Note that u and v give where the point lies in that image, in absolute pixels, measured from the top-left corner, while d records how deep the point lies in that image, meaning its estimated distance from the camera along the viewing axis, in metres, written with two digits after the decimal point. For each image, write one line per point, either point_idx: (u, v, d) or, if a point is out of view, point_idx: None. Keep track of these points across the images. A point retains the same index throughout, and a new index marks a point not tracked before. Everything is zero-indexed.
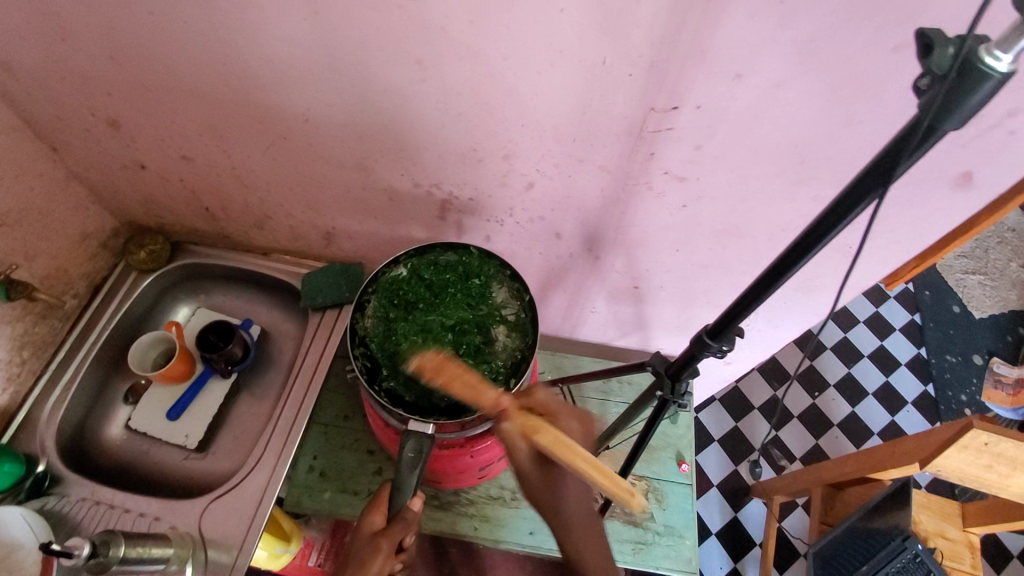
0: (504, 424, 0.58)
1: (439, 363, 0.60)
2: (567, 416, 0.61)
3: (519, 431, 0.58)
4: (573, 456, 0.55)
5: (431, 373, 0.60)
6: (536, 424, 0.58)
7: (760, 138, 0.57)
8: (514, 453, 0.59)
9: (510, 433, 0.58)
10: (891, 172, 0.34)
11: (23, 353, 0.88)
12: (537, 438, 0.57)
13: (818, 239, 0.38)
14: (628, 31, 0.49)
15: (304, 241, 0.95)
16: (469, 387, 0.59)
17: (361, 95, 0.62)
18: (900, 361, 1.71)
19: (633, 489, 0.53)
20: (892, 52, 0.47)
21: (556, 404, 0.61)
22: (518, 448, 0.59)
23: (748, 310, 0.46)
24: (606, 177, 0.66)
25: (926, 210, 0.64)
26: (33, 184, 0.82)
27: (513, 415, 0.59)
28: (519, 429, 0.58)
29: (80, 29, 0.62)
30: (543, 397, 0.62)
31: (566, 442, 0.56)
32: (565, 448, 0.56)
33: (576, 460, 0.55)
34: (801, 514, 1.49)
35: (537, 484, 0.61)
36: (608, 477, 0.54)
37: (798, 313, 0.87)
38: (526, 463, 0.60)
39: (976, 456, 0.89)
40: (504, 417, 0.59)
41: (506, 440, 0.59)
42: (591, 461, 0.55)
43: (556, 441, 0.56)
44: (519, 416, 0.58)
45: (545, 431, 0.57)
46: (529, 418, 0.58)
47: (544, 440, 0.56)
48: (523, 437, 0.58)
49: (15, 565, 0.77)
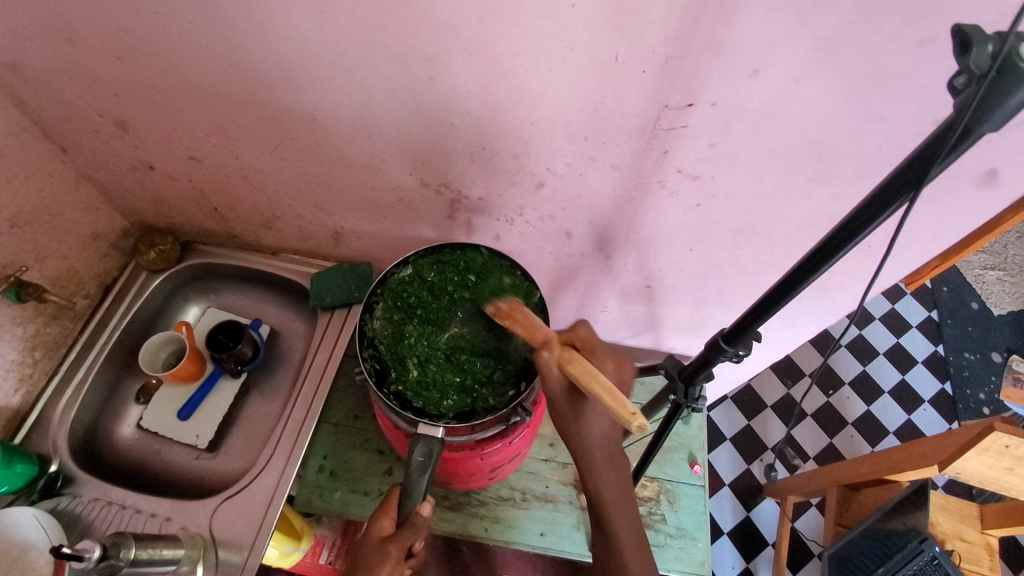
0: (542, 352, 0.59)
1: (512, 305, 0.64)
2: (604, 355, 0.60)
3: (556, 362, 0.58)
4: (595, 381, 0.55)
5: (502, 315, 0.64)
6: (571, 355, 0.58)
7: (778, 136, 0.56)
8: (547, 386, 0.60)
9: (546, 363, 0.59)
10: (923, 176, 0.32)
11: (35, 354, 0.88)
12: (569, 368, 0.57)
13: (840, 243, 0.37)
14: (642, 26, 0.48)
15: (312, 241, 0.95)
16: (525, 325, 0.61)
17: (369, 93, 0.61)
18: (917, 359, 1.68)
19: (637, 410, 0.52)
20: (917, 46, 0.45)
21: (597, 341, 0.61)
22: (551, 379, 0.59)
23: (767, 315, 0.45)
24: (619, 176, 0.65)
25: (951, 208, 0.62)
26: (43, 185, 0.82)
27: (553, 346, 0.59)
28: (557, 360, 0.59)
29: (87, 30, 0.62)
30: (585, 332, 0.61)
31: (594, 373, 0.56)
32: (592, 377, 0.56)
33: (599, 386, 0.55)
34: (815, 514, 1.47)
35: (565, 416, 0.60)
36: (621, 404, 0.53)
37: (814, 313, 0.85)
38: (558, 395, 0.60)
39: (997, 458, 0.87)
40: (544, 347, 0.59)
41: (543, 371, 0.59)
42: (609, 389, 0.54)
43: (584, 370, 0.56)
44: (558, 347, 0.59)
45: (578, 361, 0.57)
46: (568, 351, 0.59)
47: (576, 370, 0.57)
48: (559, 367, 0.58)
49: (28, 565, 0.77)
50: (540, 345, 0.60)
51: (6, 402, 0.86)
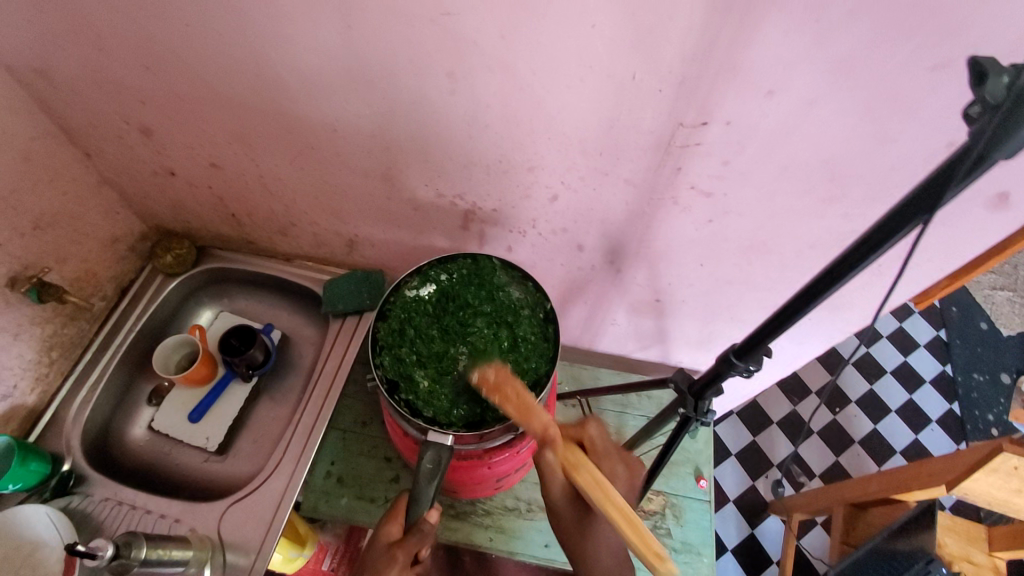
0: (545, 454, 0.59)
1: (499, 379, 0.60)
2: (611, 459, 0.63)
3: (560, 463, 0.60)
4: (608, 503, 0.56)
5: (489, 389, 0.60)
6: (576, 460, 0.59)
7: (790, 155, 0.57)
8: (548, 481, 0.62)
9: (551, 464, 0.60)
10: (937, 200, 0.33)
11: (52, 354, 0.90)
12: (577, 475, 0.58)
13: (855, 262, 0.37)
14: (660, 47, 0.49)
15: (326, 248, 0.96)
16: (521, 409, 0.58)
17: (390, 106, 0.63)
18: (924, 378, 1.68)
19: (662, 552, 0.52)
20: (930, 70, 0.46)
21: (603, 444, 0.64)
22: (554, 478, 0.61)
23: (780, 331, 0.45)
24: (632, 191, 0.66)
25: (959, 231, 0.63)
26: (67, 189, 0.84)
27: (557, 446, 0.59)
28: (561, 461, 0.60)
29: (119, 40, 0.63)
30: (594, 434, 0.64)
31: (604, 486, 0.57)
32: (601, 493, 0.57)
33: (610, 507, 0.56)
34: (820, 533, 1.47)
35: (566, 515, 0.65)
36: (642, 538, 0.53)
37: (822, 331, 0.86)
38: (558, 494, 0.63)
39: (1005, 480, 0.87)
40: (546, 448, 0.59)
41: (545, 469, 0.61)
42: (622, 509, 0.56)
43: (593, 483, 0.58)
44: (563, 449, 0.59)
45: (584, 471, 0.58)
46: (574, 453, 0.59)
47: (581, 478, 0.58)
48: (562, 470, 0.60)
49: (38, 563, 0.78)
50: (543, 444, 0.60)
51: (23, 400, 0.87)
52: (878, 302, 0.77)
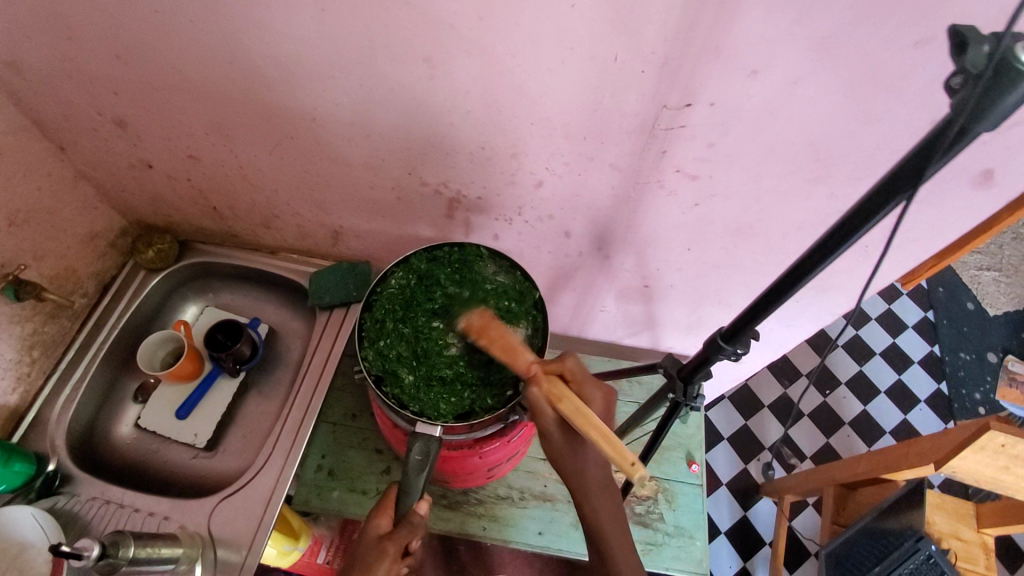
0: (528, 389, 0.58)
1: (484, 322, 0.63)
2: (594, 388, 0.59)
3: (545, 397, 0.58)
4: (587, 424, 0.54)
5: (476, 334, 0.63)
6: (560, 392, 0.57)
7: (774, 135, 0.56)
8: (538, 417, 0.60)
9: (535, 398, 0.59)
10: (921, 175, 0.33)
11: (33, 353, 0.88)
12: (560, 406, 0.57)
13: (837, 243, 0.37)
14: (641, 27, 0.48)
15: (311, 240, 0.95)
16: (505, 349, 0.61)
17: (369, 92, 0.61)
18: (913, 359, 1.69)
19: (636, 461, 0.50)
20: (913, 47, 0.46)
21: (585, 373, 0.60)
22: (542, 413, 0.59)
23: (765, 314, 0.45)
24: (617, 176, 0.65)
25: (945, 210, 0.63)
26: (42, 184, 0.82)
27: (541, 380, 0.58)
28: (546, 395, 0.58)
29: (87, 29, 0.62)
30: (572, 365, 0.60)
31: (587, 413, 0.55)
32: (583, 419, 0.55)
33: (593, 429, 0.54)
34: (812, 513, 1.48)
35: (562, 450, 0.62)
36: (619, 453, 0.52)
37: (809, 313, 0.86)
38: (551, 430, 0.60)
39: (991, 457, 0.88)
40: (531, 382, 0.59)
41: (533, 406, 0.59)
42: (605, 433, 0.54)
43: (577, 411, 0.56)
44: (545, 381, 0.58)
45: (567, 400, 0.56)
46: (556, 386, 0.58)
47: (566, 409, 0.56)
48: (548, 403, 0.58)
49: (26, 564, 0.77)
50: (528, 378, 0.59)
51: (5, 400, 0.85)
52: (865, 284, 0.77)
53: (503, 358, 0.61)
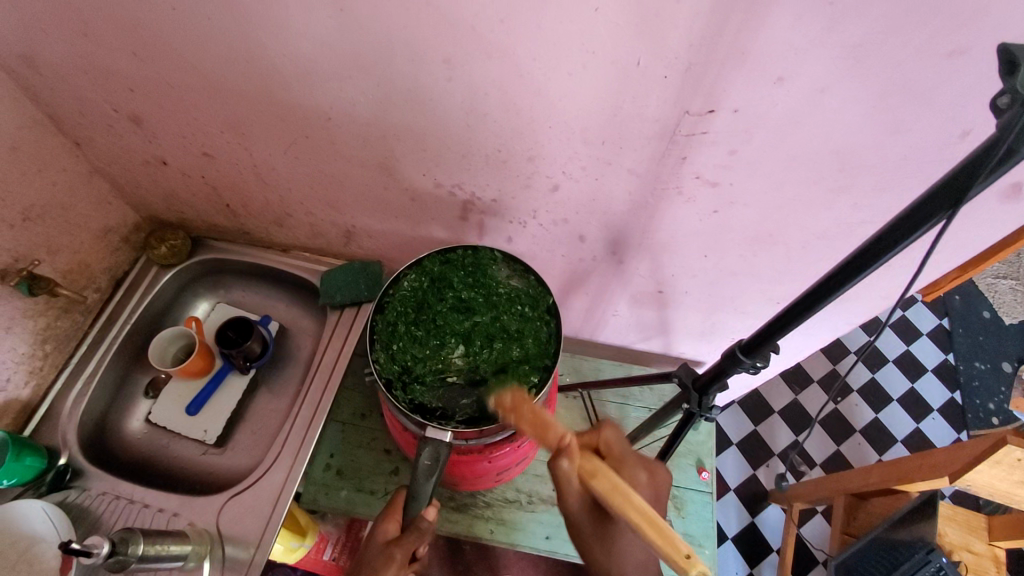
0: (560, 462, 0.56)
1: (515, 401, 0.61)
2: (632, 463, 0.59)
3: (577, 472, 0.56)
4: (624, 505, 0.52)
5: (507, 411, 0.61)
6: (594, 467, 0.55)
7: (799, 144, 0.55)
8: (567, 492, 0.59)
9: (566, 472, 0.57)
10: (963, 194, 0.31)
11: (46, 347, 0.88)
12: (594, 482, 0.55)
13: (869, 260, 0.36)
14: (666, 31, 0.47)
15: (323, 239, 0.94)
16: (535, 422, 0.59)
17: (385, 93, 0.61)
18: (926, 367, 1.67)
19: (691, 554, 0.48)
20: (946, 57, 0.44)
21: (622, 445, 0.61)
22: (571, 491, 0.59)
23: (787, 328, 0.44)
24: (635, 181, 0.64)
25: (971, 221, 0.61)
26: (56, 179, 0.82)
27: (574, 454, 0.56)
28: (577, 470, 0.56)
29: (104, 26, 0.61)
30: (611, 436, 0.61)
31: (626, 493, 0.53)
32: (623, 498, 0.53)
33: (633, 512, 0.52)
34: (821, 521, 1.47)
35: (589, 537, 0.61)
36: (670, 541, 0.49)
37: (826, 323, 0.85)
38: (577, 508, 0.60)
39: (1008, 472, 0.86)
40: (562, 455, 0.57)
41: (560, 480, 0.58)
42: (648, 517, 0.51)
43: (613, 487, 0.54)
44: (579, 456, 0.56)
45: (602, 476, 0.55)
46: (591, 461, 0.56)
47: (600, 486, 0.54)
48: (579, 478, 0.57)
49: (35, 558, 0.77)
50: (559, 451, 0.57)
51: (17, 394, 0.86)
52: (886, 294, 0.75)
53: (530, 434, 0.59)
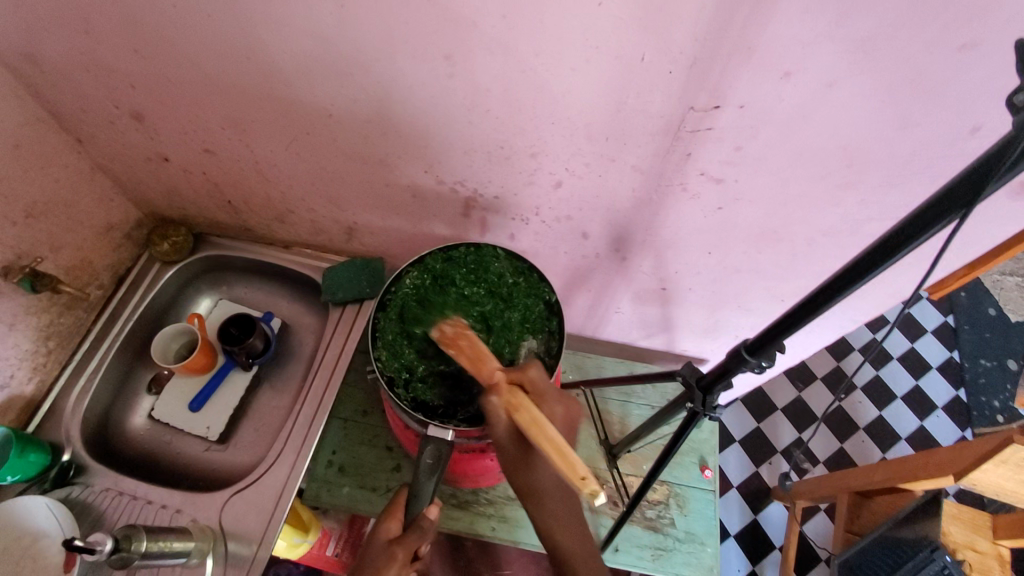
0: (489, 397, 0.57)
1: (456, 333, 0.61)
2: (553, 398, 0.58)
3: (504, 406, 0.57)
4: (541, 436, 0.54)
5: (446, 343, 0.61)
6: (518, 401, 0.56)
7: (805, 140, 0.54)
8: (493, 426, 0.58)
9: (494, 407, 0.57)
10: (977, 194, 0.31)
11: (49, 344, 0.89)
12: (517, 415, 0.56)
13: (878, 259, 0.35)
14: (671, 27, 0.46)
15: (325, 235, 0.94)
16: (473, 357, 0.59)
17: (387, 90, 0.60)
18: (931, 364, 1.66)
19: (586, 475, 0.51)
20: (957, 51, 0.44)
21: (546, 384, 0.59)
22: (498, 423, 0.58)
23: (794, 329, 0.43)
24: (639, 178, 0.63)
25: (978, 218, 0.60)
26: (59, 175, 0.82)
27: (501, 389, 0.57)
28: (505, 404, 0.57)
29: (104, 22, 0.61)
30: (535, 374, 0.59)
31: (542, 425, 0.54)
32: (539, 430, 0.54)
33: (546, 442, 0.54)
34: (824, 519, 1.47)
35: (514, 461, 0.59)
36: (570, 463, 0.52)
37: (831, 320, 0.84)
38: (505, 439, 0.58)
39: (1014, 470, 0.85)
40: (492, 391, 0.57)
41: (489, 415, 0.58)
42: (559, 447, 0.53)
43: (533, 420, 0.55)
44: (506, 391, 0.57)
45: (524, 409, 0.56)
46: (516, 395, 0.57)
47: (522, 418, 0.55)
48: (506, 412, 0.57)
49: (39, 554, 0.78)
50: (488, 386, 0.58)
51: (21, 390, 0.86)
52: (894, 293, 0.75)
53: (469, 369, 0.59)
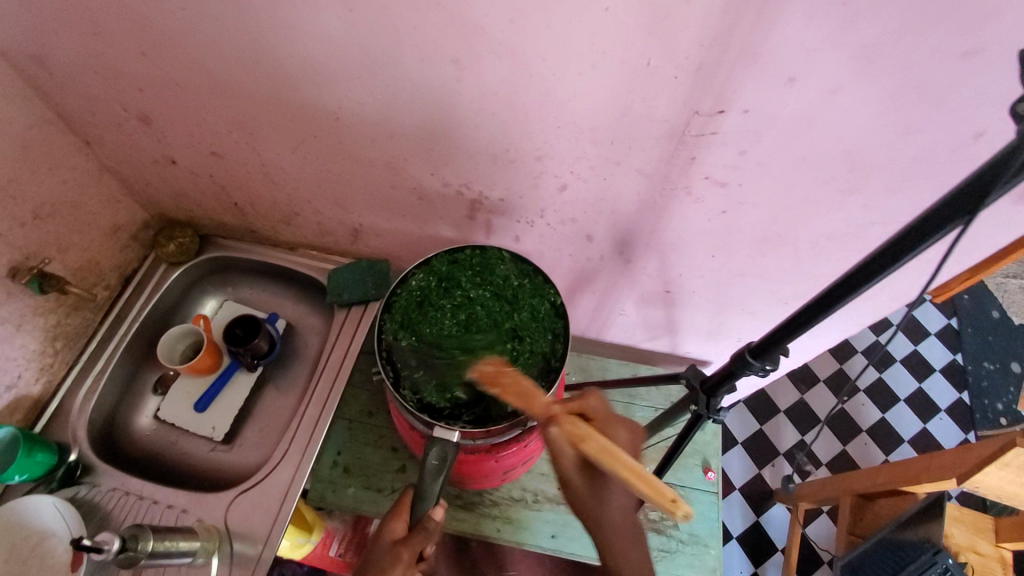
0: (550, 430, 0.55)
1: (497, 370, 0.59)
2: (616, 424, 0.58)
3: (566, 437, 0.56)
4: (616, 462, 0.52)
5: (487, 381, 0.58)
6: (583, 431, 0.55)
7: (809, 144, 0.54)
8: (559, 460, 0.57)
9: (556, 439, 0.56)
10: (981, 201, 0.31)
11: (56, 344, 0.89)
12: (584, 446, 0.54)
13: (884, 264, 0.35)
14: (677, 32, 0.47)
15: (330, 237, 0.95)
16: (520, 394, 0.57)
17: (394, 93, 0.61)
18: (935, 367, 1.66)
19: (676, 497, 0.50)
20: (961, 58, 0.44)
21: (607, 411, 0.59)
22: (563, 455, 0.57)
23: (797, 333, 0.44)
24: (644, 181, 0.64)
25: (982, 223, 0.61)
26: (66, 177, 0.82)
27: (561, 420, 0.56)
28: (566, 434, 0.56)
29: (114, 26, 0.62)
30: (595, 402, 0.59)
31: (614, 451, 0.53)
32: (613, 457, 0.53)
33: (623, 468, 0.52)
34: (826, 521, 1.47)
35: (582, 493, 0.59)
36: (656, 488, 0.51)
37: (835, 323, 0.84)
38: (571, 471, 0.58)
39: (1016, 474, 0.86)
40: (550, 423, 0.56)
41: (552, 448, 0.56)
42: (645, 476, 0.51)
43: (603, 447, 0.54)
44: (568, 422, 0.56)
45: (594, 439, 0.54)
46: (578, 425, 0.55)
47: (592, 449, 0.54)
48: (571, 445, 0.56)
49: (46, 553, 0.78)
50: (547, 420, 0.56)
51: (28, 390, 0.87)
52: (899, 295, 0.75)
53: (516, 404, 0.57)
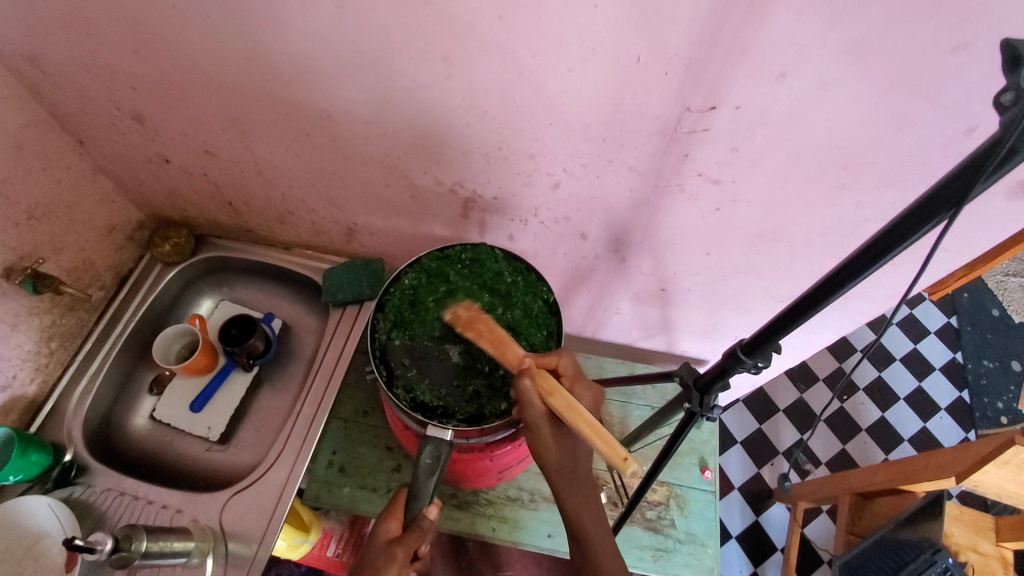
0: (522, 381, 0.57)
1: (471, 316, 0.64)
2: (584, 388, 0.61)
3: (535, 389, 0.57)
4: (577, 419, 0.53)
5: (463, 326, 0.63)
6: (551, 385, 0.56)
7: (801, 140, 0.54)
8: (527, 413, 0.58)
9: (526, 391, 0.57)
10: (965, 193, 0.31)
11: (51, 344, 0.89)
12: (552, 400, 0.56)
13: (871, 259, 0.35)
14: (666, 28, 0.46)
15: (325, 236, 0.95)
16: (497, 343, 0.60)
17: (385, 91, 0.60)
18: (934, 366, 1.65)
19: (627, 455, 0.48)
20: (952, 52, 0.44)
21: (575, 372, 0.61)
22: (532, 407, 0.58)
23: (788, 329, 0.43)
24: (636, 179, 0.64)
25: (976, 219, 0.60)
26: (60, 177, 0.82)
27: (533, 372, 0.58)
28: (537, 388, 0.57)
29: (105, 25, 0.62)
30: (567, 366, 0.61)
31: (579, 408, 0.54)
32: (576, 415, 0.53)
33: (584, 426, 0.52)
34: (826, 521, 1.46)
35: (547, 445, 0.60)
36: (610, 445, 0.50)
37: (831, 321, 0.84)
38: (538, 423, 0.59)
39: (1014, 472, 0.85)
40: (523, 376, 0.58)
41: (522, 398, 0.58)
42: (598, 431, 0.52)
43: (568, 404, 0.55)
44: (538, 375, 0.57)
45: (560, 392, 0.56)
46: (548, 380, 0.57)
47: (558, 404, 0.55)
48: (539, 396, 0.57)
49: (41, 553, 0.78)
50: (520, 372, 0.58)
51: (23, 391, 0.87)
52: (895, 292, 0.74)
53: (493, 351, 0.61)
